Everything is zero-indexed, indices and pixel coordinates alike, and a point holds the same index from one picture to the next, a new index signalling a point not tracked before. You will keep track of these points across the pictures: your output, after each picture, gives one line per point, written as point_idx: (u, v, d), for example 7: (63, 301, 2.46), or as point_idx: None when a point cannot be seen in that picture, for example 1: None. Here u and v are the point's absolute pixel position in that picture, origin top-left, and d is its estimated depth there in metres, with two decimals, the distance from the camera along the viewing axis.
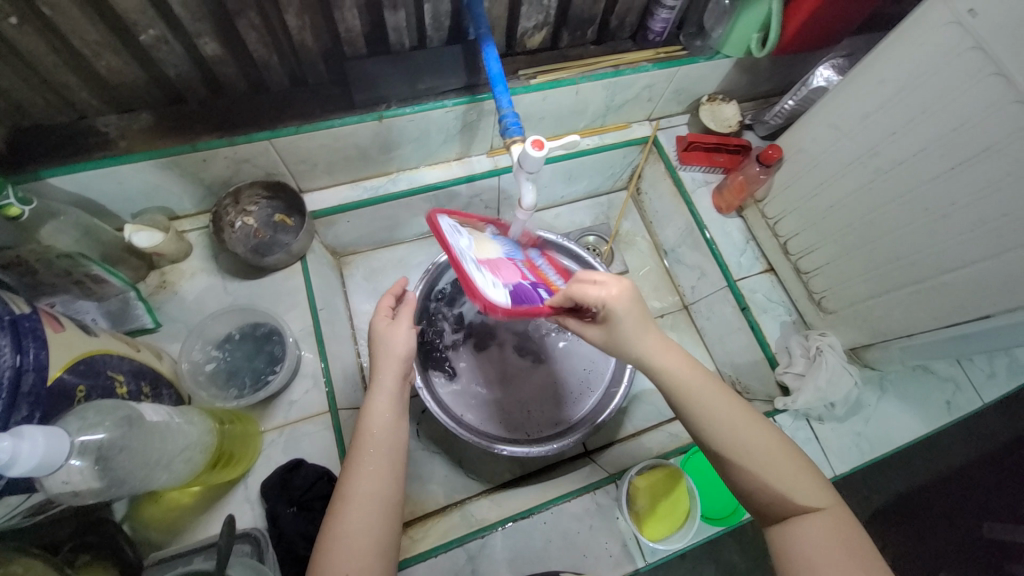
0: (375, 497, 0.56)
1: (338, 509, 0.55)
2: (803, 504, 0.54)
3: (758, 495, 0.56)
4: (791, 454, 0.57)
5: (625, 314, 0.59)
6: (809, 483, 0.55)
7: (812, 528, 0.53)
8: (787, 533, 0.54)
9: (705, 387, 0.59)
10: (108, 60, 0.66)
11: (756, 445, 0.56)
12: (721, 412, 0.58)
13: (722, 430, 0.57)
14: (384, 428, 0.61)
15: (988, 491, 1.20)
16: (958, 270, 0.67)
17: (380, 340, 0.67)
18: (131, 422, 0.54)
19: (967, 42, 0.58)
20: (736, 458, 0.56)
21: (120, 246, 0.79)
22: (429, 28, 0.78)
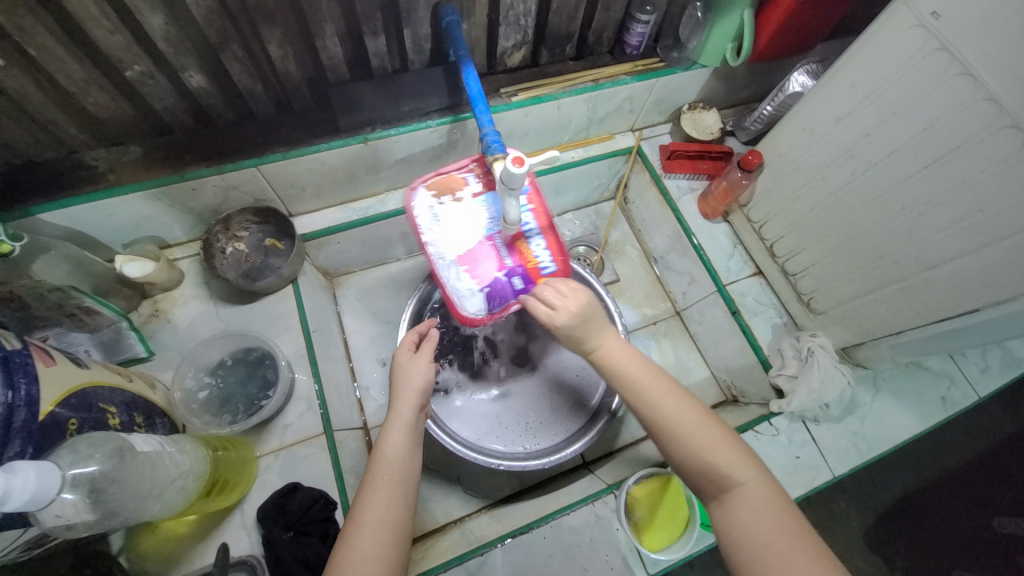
0: (388, 527, 0.56)
1: (349, 535, 0.55)
2: (737, 481, 0.55)
3: (693, 473, 0.57)
4: (728, 435, 0.58)
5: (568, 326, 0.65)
6: (739, 458, 0.56)
7: (746, 504, 0.54)
8: (724, 512, 0.55)
9: (643, 371, 0.63)
10: (95, 97, 0.68)
11: (689, 423, 0.58)
12: (658, 392, 0.60)
13: (656, 411, 0.59)
14: (400, 456, 0.61)
15: (994, 486, 1.19)
16: (939, 266, 0.67)
17: (398, 372, 0.68)
18: (123, 453, 0.54)
19: (932, 44, 0.59)
20: (673, 438, 0.58)
21: (112, 277, 0.80)
22: (410, 52, 0.80)
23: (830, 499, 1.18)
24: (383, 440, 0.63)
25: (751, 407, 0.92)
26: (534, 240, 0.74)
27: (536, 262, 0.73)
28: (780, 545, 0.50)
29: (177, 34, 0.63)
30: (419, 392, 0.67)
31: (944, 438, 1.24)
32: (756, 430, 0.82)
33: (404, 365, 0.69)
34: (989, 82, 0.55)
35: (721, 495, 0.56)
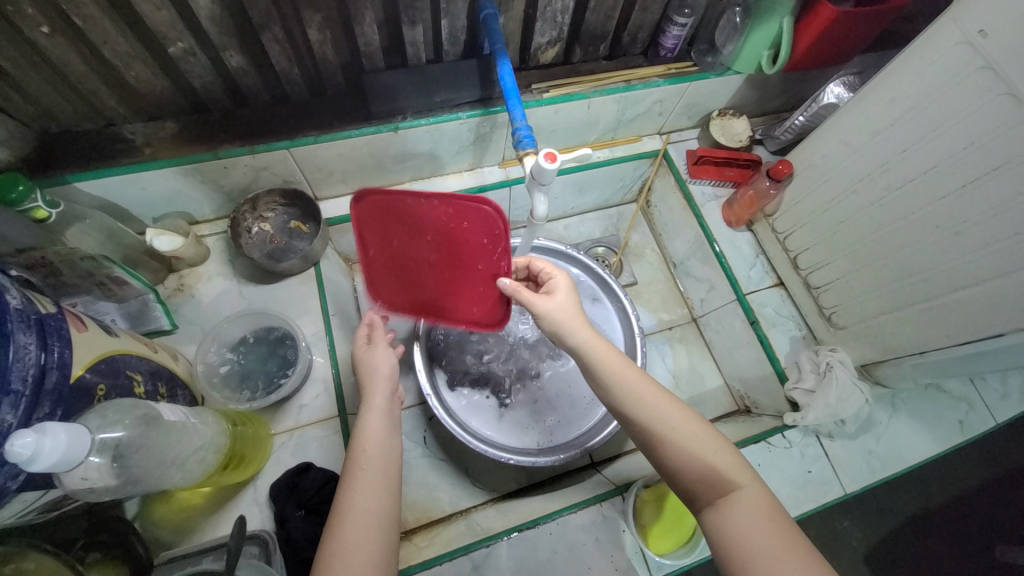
0: (373, 510, 0.55)
1: (335, 523, 0.54)
2: (730, 488, 0.54)
3: (683, 480, 0.56)
4: (718, 438, 0.57)
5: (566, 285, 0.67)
6: (731, 463, 0.55)
7: (741, 508, 0.53)
8: (720, 517, 0.53)
9: (630, 374, 0.60)
10: (137, 71, 0.69)
11: (680, 428, 0.57)
12: (647, 395, 0.59)
13: (648, 415, 0.58)
14: (379, 442, 0.60)
15: (1005, 515, 1.17)
16: (969, 287, 0.66)
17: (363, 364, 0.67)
18: (149, 420, 0.55)
19: (978, 62, 0.58)
20: (664, 444, 0.57)
21: (141, 249, 0.81)
22: (445, 43, 0.80)
23: (835, 517, 1.17)
24: (359, 427, 0.62)
25: (764, 419, 0.91)
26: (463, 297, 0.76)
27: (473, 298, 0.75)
28: (775, 544, 0.50)
29: (220, 12, 0.64)
30: (389, 381, 0.66)
31: (956, 463, 1.22)
32: (769, 442, 0.82)
33: (366, 359, 0.68)
34: None
35: (716, 500, 0.54)
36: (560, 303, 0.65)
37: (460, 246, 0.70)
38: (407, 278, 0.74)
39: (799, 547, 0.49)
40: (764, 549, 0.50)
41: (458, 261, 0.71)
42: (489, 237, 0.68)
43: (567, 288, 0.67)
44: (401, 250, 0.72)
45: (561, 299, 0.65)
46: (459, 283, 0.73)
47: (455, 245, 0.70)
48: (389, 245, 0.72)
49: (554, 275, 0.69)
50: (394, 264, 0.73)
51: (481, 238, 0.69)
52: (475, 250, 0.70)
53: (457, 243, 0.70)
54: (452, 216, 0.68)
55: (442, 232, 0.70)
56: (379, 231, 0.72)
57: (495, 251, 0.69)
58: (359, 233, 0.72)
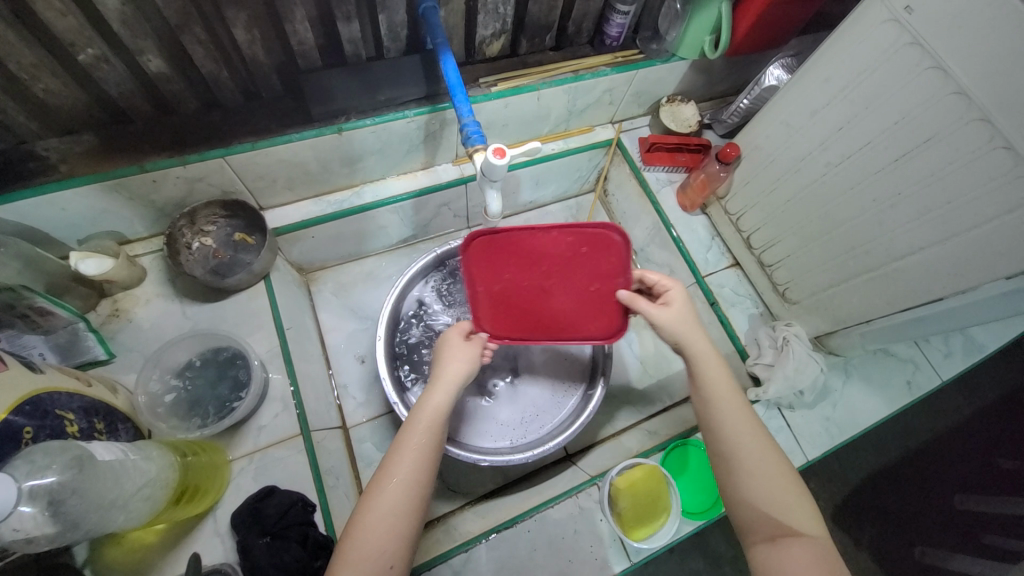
0: (412, 494, 0.54)
1: (370, 496, 0.54)
2: (795, 530, 0.53)
3: (744, 507, 0.55)
4: (795, 479, 0.56)
5: (684, 299, 0.66)
6: (799, 505, 0.54)
7: (803, 557, 0.51)
8: (774, 554, 0.52)
9: (725, 383, 0.60)
10: (46, 82, 0.63)
11: (758, 453, 0.56)
12: (736, 419, 0.58)
13: (729, 432, 0.58)
14: (434, 431, 0.58)
15: (955, 465, 1.26)
16: (907, 257, 0.69)
17: (445, 348, 0.67)
18: (83, 463, 0.50)
19: (905, 37, 0.60)
20: (738, 464, 0.56)
21: (67, 275, 0.75)
22: (385, 39, 0.77)
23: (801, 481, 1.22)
24: (421, 407, 0.60)
25: None
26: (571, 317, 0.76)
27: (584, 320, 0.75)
28: None
29: (132, 14, 0.59)
30: (463, 373, 0.64)
31: (909, 421, 1.29)
32: None
33: (450, 346, 0.67)
34: (959, 76, 0.56)
35: (776, 536, 0.53)
36: (680, 314, 0.64)
37: (576, 272, 0.74)
38: (521, 304, 0.76)
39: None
40: None
41: (573, 283, 0.74)
42: (607, 258, 0.72)
43: (685, 301, 0.66)
44: (517, 279, 0.75)
45: (679, 311, 0.64)
46: (574, 305, 0.75)
47: (570, 268, 0.74)
48: (503, 278, 0.75)
49: (672, 287, 0.67)
50: (506, 297, 0.76)
51: (602, 261, 0.72)
52: (592, 271, 0.73)
53: (573, 267, 0.73)
54: (569, 240, 0.72)
55: (558, 257, 0.73)
56: (490, 268, 0.75)
57: (612, 271, 0.72)
58: (469, 273, 0.76)
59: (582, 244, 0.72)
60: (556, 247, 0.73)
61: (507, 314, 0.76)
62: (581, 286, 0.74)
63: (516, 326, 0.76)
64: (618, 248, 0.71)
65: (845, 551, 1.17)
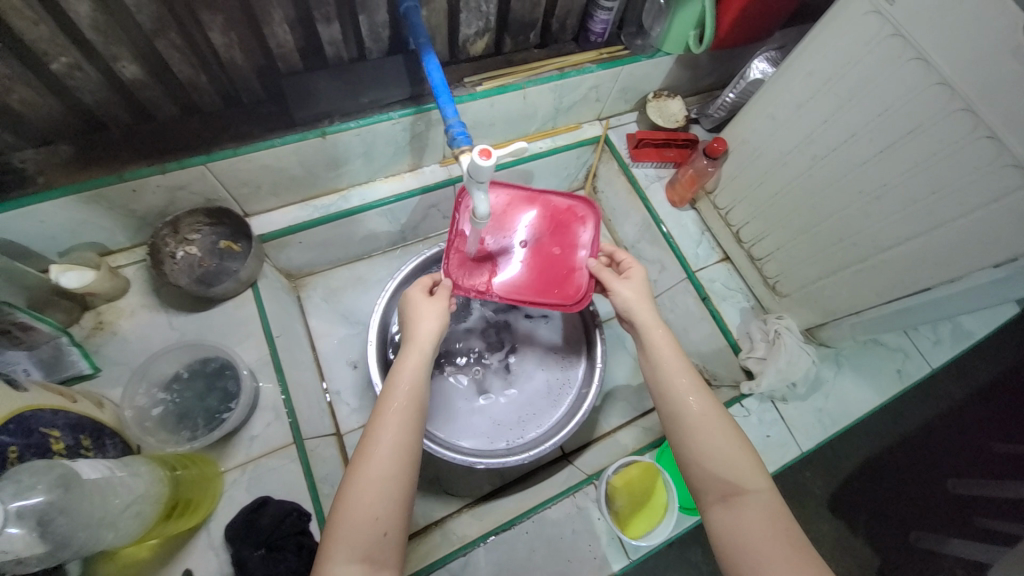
0: (401, 458, 0.54)
1: (357, 468, 0.53)
2: (747, 488, 0.55)
3: (697, 471, 0.57)
4: (742, 439, 0.59)
5: (638, 276, 0.72)
6: (749, 464, 0.56)
7: (754, 512, 0.53)
8: (728, 516, 0.54)
9: (673, 353, 0.64)
10: (17, 92, 0.61)
11: (709, 415, 0.59)
12: (686, 386, 0.61)
13: (679, 397, 0.61)
14: (412, 390, 0.59)
15: (947, 450, 1.27)
16: (894, 248, 0.70)
17: (411, 310, 0.67)
18: (68, 482, 0.49)
19: (887, 29, 0.61)
20: (692, 428, 0.59)
21: (48, 289, 0.73)
22: (367, 41, 0.76)
23: (796, 471, 1.23)
24: (397, 372, 0.61)
25: (723, 390, 0.94)
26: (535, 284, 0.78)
27: (547, 288, 0.78)
28: (783, 550, 0.50)
29: (104, 19, 0.58)
30: (432, 334, 0.65)
31: (901, 408, 1.31)
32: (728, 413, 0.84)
33: (416, 307, 0.68)
34: (941, 67, 0.57)
35: (729, 497, 0.55)
36: (635, 288, 0.70)
37: (550, 237, 0.81)
38: (494, 261, 0.79)
39: (803, 556, 0.50)
40: (772, 553, 0.50)
41: (545, 249, 0.80)
42: (580, 229, 0.81)
43: (643, 279, 0.72)
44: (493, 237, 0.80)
45: (635, 283, 0.70)
46: (542, 269, 0.79)
47: (540, 235, 0.81)
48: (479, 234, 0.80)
49: (631, 267, 0.74)
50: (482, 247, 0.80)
51: (574, 229, 0.81)
52: (562, 239, 0.80)
53: (546, 237, 0.81)
54: (547, 212, 0.82)
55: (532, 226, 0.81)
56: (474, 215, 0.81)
57: (583, 241, 0.80)
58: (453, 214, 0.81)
59: (558, 213, 0.82)
60: (535, 213, 0.82)
61: (476, 267, 0.78)
62: (552, 252, 0.80)
63: (484, 280, 0.77)
64: (591, 222, 0.81)
65: (841, 538, 1.18)
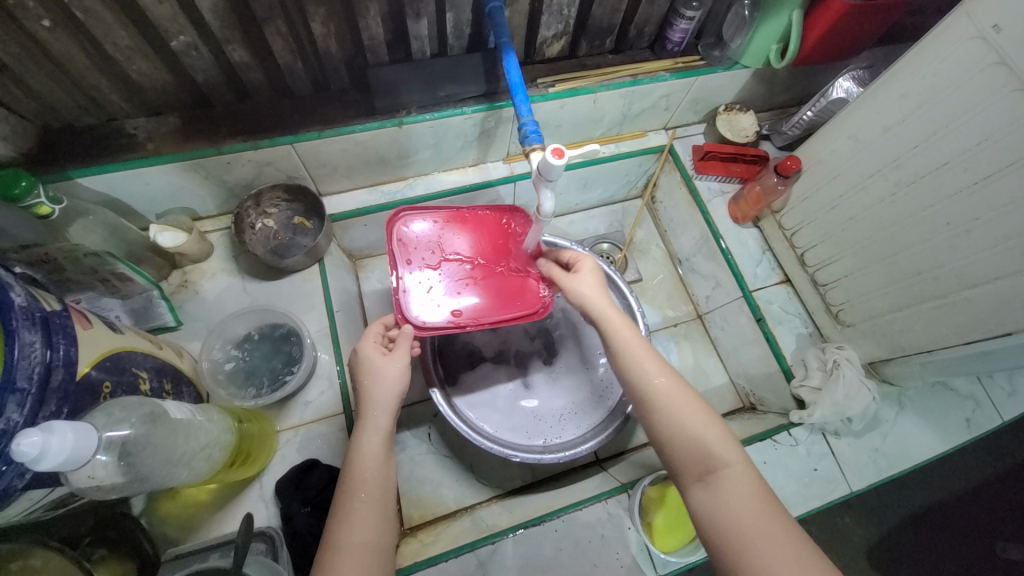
0: (373, 547, 0.54)
1: (334, 539, 0.54)
2: (719, 465, 0.55)
3: (673, 455, 0.58)
4: (712, 414, 0.59)
5: (588, 263, 0.73)
6: (720, 439, 0.57)
7: (729, 486, 0.54)
8: (708, 495, 0.55)
9: (631, 342, 0.65)
10: (139, 65, 0.68)
11: (674, 398, 0.60)
12: (650, 370, 0.62)
13: (645, 382, 0.62)
14: (375, 469, 0.59)
15: (1009, 515, 1.17)
16: (979, 286, 0.66)
17: (370, 375, 0.64)
18: (155, 418, 0.55)
19: (992, 57, 0.57)
20: (661, 409, 0.59)
21: (145, 245, 0.81)
22: (450, 37, 0.79)
23: (836, 513, 1.17)
24: (354, 453, 0.60)
25: (770, 416, 0.91)
26: (497, 298, 0.76)
27: (510, 298, 0.76)
28: (764, 527, 0.50)
29: (222, 5, 0.63)
30: (390, 399, 0.63)
31: (960, 462, 1.22)
32: (775, 439, 0.81)
33: (371, 368, 0.64)
34: None
35: (705, 476, 0.55)
36: (586, 277, 0.71)
37: (495, 253, 0.79)
38: (449, 293, 0.75)
39: (785, 530, 0.50)
40: (755, 531, 0.50)
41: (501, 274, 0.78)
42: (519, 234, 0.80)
43: (591, 262, 0.73)
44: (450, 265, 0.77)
45: (583, 272, 0.72)
46: (496, 285, 0.77)
47: (486, 253, 0.79)
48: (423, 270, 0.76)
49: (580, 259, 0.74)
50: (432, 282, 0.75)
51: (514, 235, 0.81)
52: (507, 249, 0.80)
53: (491, 252, 0.79)
54: (486, 228, 0.81)
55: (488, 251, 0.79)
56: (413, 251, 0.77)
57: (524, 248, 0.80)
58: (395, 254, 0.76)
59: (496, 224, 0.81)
60: (474, 232, 0.80)
61: (434, 296, 0.74)
62: (501, 263, 0.78)
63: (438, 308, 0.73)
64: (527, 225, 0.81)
65: None
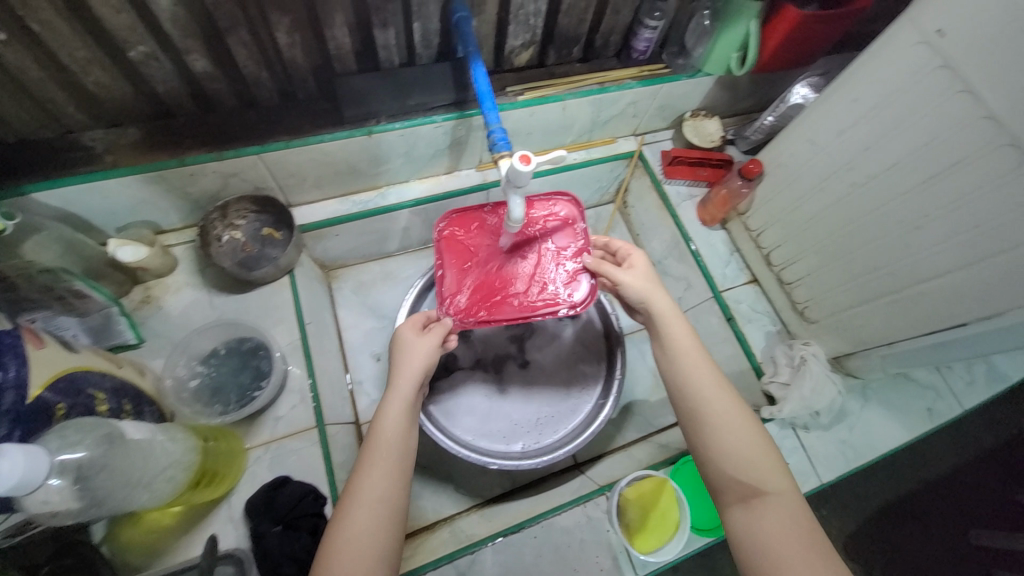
0: (384, 504, 0.55)
1: (347, 505, 0.55)
2: (767, 490, 0.55)
3: (717, 470, 0.58)
4: (764, 438, 0.59)
5: (639, 259, 0.71)
6: (770, 465, 0.57)
7: (774, 512, 0.54)
8: (748, 516, 0.54)
9: (689, 350, 0.64)
10: (96, 76, 0.66)
11: (731, 416, 0.59)
12: (707, 383, 0.61)
13: (700, 394, 0.61)
14: (397, 435, 0.59)
15: (977, 500, 1.21)
16: (932, 279, 0.69)
17: (401, 350, 0.66)
18: (112, 440, 0.53)
19: (936, 61, 0.60)
20: (714, 426, 0.59)
21: (104, 260, 0.78)
22: (418, 46, 0.79)
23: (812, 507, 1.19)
24: (379, 416, 0.61)
25: None
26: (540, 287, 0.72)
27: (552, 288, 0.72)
28: (804, 553, 0.50)
29: (182, 15, 0.62)
30: (418, 373, 0.64)
31: (927, 451, 1.26)
32: None
33: (406, 342, 0.67)
34: (990, 100, 0.56)
35: (749, 498, 0.55)
36: (643, 278, 0.69)
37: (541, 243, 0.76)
38: (491, 285, 0.73)
39: (825, 561, 0.49)
40: (795, 556, 0.50)
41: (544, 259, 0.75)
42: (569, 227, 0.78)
43: (647, 265, 0.71)
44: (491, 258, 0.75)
45: (641, 273, 0.69)
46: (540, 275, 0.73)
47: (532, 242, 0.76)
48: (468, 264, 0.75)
49: (631, 253, 0.72)
50: (475, 275, 0.74)
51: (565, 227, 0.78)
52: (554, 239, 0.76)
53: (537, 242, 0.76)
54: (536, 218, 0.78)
55: (531, 235, 0.76)
56: (458, 244, 0.76)
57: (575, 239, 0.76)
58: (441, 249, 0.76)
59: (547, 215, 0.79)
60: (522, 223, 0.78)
61: (476, 289, 0.73)
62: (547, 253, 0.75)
63: (481, 302, 0.71)
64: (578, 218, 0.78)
65: None
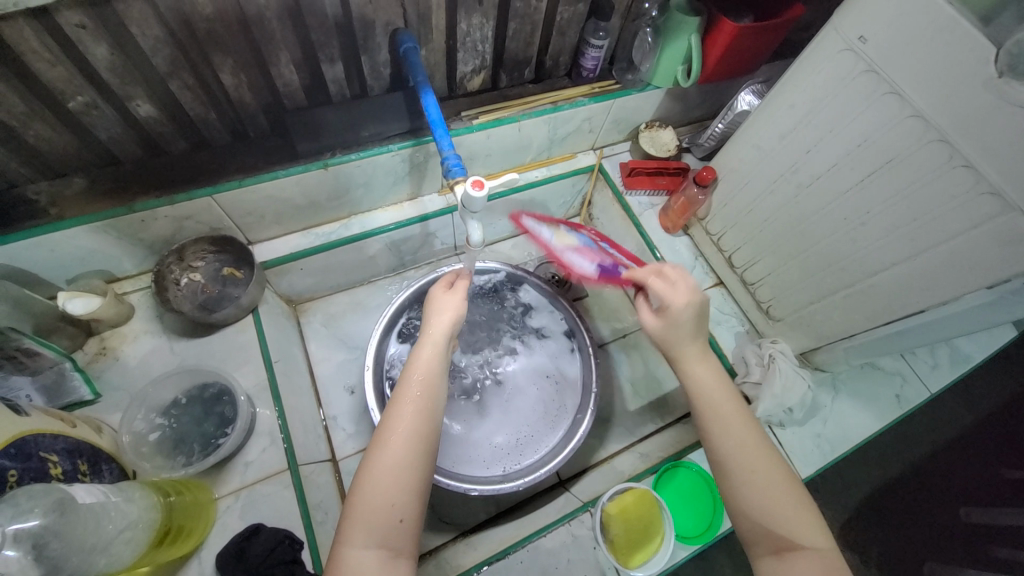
0: (409, 439, 0.54)
1: (375, 451, 0.53)
2: (803, 543, 0.51)
3: (747, 521, 0.53)
4: (797, 485, 0.55)
5: (682, 306, 0.62)
6: (805, 518, 0.52)
7: (808, 565, 0.50)
8: (780, 568, 0.51)
9: (719, 394, 0.59)
10: (37, 130, 0.64)
11: (761, 471, 0.54)
12: (740, 434, 0.56)
13: (728, 445, 0.56)
14: (427, 382, 0.58)
15: (965, 476, 1.22)
16: (880, 272, 0.71)
17: (434, 306, 0.66)
18: (65, 506, 0.50)
19: (861, 66, 0.63)
20: (743, 480, 0.54)
21: (54, 315, 0.76)
22: (368, 78, 0.80)
23: None
24: (411, 361, 0.60)
25: None
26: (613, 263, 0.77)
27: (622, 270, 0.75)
28: None
29: (120, 63, 0.61)
30: (445, 328, 0.63)
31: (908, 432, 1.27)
32: None
33: (436, 299, 0.67)
34: (915, 100, 0.59)
35: (782, 550, 0.51)
36: (673, 324, 0.63)
37: None
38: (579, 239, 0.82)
39: None
40: None
41: None
42: None
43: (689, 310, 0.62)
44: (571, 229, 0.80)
45: (675, 322, 0.62)
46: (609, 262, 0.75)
47: None
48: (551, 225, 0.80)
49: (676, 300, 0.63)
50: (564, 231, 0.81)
51: None
52: None
53: None
54: None
55: None
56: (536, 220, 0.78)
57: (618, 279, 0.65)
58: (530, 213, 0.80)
59: None
60: None
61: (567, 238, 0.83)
62: None
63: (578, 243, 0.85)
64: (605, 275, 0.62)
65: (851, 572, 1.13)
